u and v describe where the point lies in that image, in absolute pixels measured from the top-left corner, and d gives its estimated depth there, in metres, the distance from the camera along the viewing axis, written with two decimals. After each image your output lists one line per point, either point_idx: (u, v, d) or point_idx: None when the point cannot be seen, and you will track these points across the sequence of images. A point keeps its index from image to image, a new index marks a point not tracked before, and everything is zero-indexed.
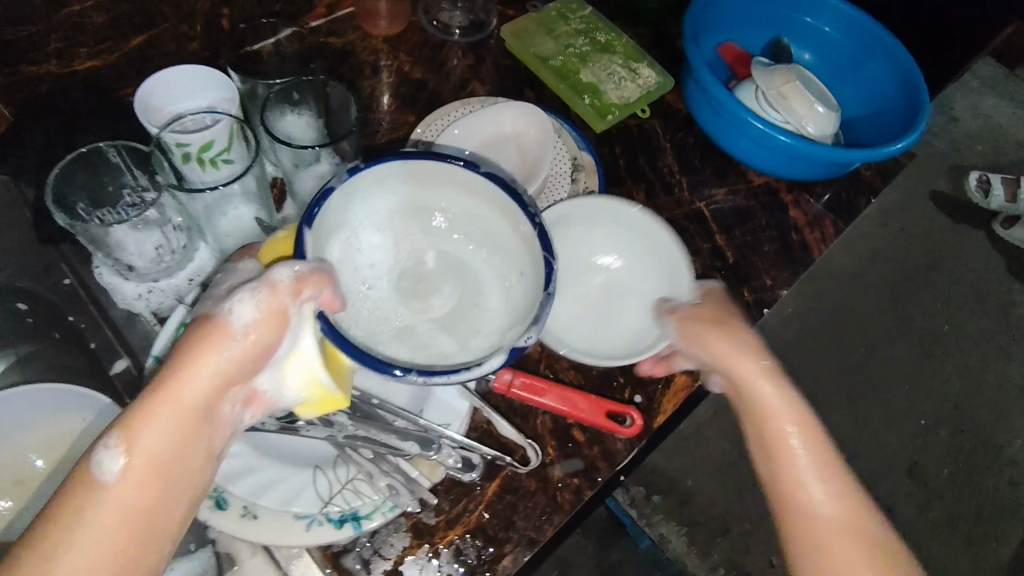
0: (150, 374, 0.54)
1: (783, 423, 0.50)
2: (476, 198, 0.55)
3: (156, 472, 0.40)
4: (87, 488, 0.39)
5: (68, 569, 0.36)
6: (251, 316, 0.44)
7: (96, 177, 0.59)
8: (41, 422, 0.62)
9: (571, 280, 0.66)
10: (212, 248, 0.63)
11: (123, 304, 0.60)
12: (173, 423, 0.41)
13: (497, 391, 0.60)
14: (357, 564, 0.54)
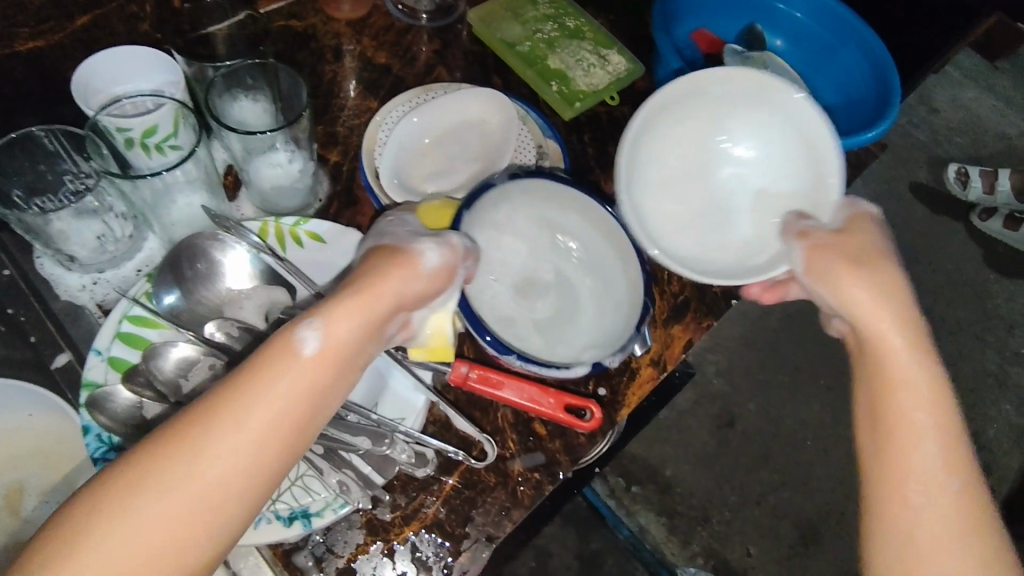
0: (90, 368, 0.52)
1: (916, 389, 0.43)
2: (598, 227, 0.63)
3: (341, 364, 0.40)
4: (287, 356, 0.38)
5: (257, 426, 0.36)
6: (436, 263, 0.49)
7: (32, 164, 0.57)
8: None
9: (693, 172, 0.67)
10: (160, 237, 0.61)
11: (66, 296, 0.58)
12: (363, 320, 0.42)
13: (453, 384, 0.58)
14: (309, 561, 0.52)
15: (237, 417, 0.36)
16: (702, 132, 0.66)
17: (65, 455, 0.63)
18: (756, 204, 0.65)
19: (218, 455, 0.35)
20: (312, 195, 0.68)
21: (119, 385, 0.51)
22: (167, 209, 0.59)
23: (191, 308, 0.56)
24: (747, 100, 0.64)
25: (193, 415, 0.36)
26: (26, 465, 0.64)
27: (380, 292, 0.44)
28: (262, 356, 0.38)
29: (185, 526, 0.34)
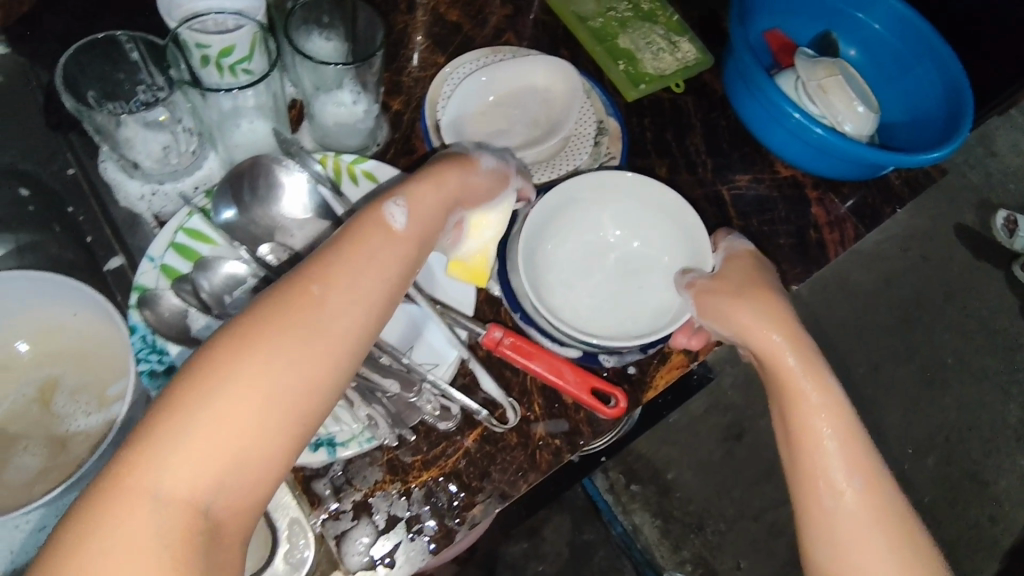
0: (142, 274, 0.53)
1: (813, 402, 0.51)
2: (592, 294, 0.64)
3: (420, 240, 0.48)
4: (379, 234, 0.45)
5: (356, 293, 0.42)
6: (493, 165, 0.57)
7: (112, 69, 0.59)
8: (33, 308, 0.62)
9: (580, 268, 0.65)
10: (222, 158, 0.62)
11: (125, 203, 0.60)
12: (436, 211, 0.50)
13: (485, 346, 0.57)
14: (327, 489, 0.53)
15: (348, 276, 0.43)
16: (576, 229, 0.66)
17: (105, 355, 0.64)
18: (649, 275, 0.65)
19: (340, 307, 0.42)
20: (372, 139, 0.68)
21: (170, 290, 0.53)
22: (231, 132, 0.61)
23: (245, 227, 0.56)
24: (605, 193, 0.65)
25: (305, 274, 0.42)
26: (64, 361, 0.65)
27: (446, 181, 0.52)
28: (360, 229, 0.45)
29: (318, 362, 0.40)
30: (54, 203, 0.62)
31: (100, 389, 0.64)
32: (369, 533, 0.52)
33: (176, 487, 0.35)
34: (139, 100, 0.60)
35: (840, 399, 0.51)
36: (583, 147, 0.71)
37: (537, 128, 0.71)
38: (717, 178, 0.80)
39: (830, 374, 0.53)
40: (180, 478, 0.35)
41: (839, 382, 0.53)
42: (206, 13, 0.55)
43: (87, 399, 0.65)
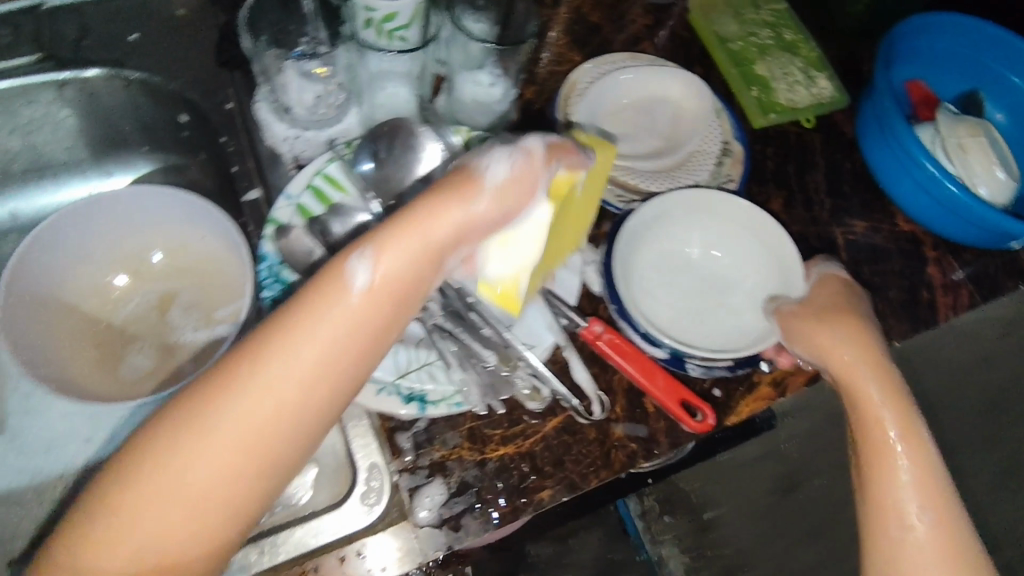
0: (278, 209, 0.56)
1: (889, 431, 0.51)
2: (672, 307, 0.62)
3: (389, 297, 0.42)
4: (333, 299, 0.40)
5: (299, 367, 0.39)
6: (506, 174, 0.45)
7: (285, 21, 0.64)
8: (174, 223, 0.66)
9: (662, 279, 0.63)
10: (363, 115, 0.64)
11: (270, 141, 0.62)
12: (419, 264, 0.43)
13: (583, 338, 0.58)
14: (408, 443, 0.53)
15: (287, 350, 0.39)
16: (663, 241, 0.64)
17: (219, 279, 0.68)
18: (730, 297, 0.63)
19: (274, 391, 0.39)
20: (502, 124, 0.68)
21: (300, 226, 0.56)
22: (376, 92, 0.64)
23: (376, 184, 0.59)
24: (698, 211, 0.64)
25: (249, 347, 0.39)
26: (183, 277, 0.69)
27: (436, 216, 0.42)
28: (313, 293, 0.40)
29: (255, 443, 0.39)
30: (215, 133, 0.67)
31: (209, 308, 0.69)
32: (442, 492, 0.52)
33: (115, 562, 0.37)
34: (304, 50, 0.64)
35: (916, 427, 0.51)
36: (708, 165, 0.69)
37: (662, 140, 0.71)
38: (833, 220, 0.77)
39: (910, 400, 0.53)
40: (117, 556, 0.37)
41: (919, 408, 0.53)
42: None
43: (196, 315, 0.69)
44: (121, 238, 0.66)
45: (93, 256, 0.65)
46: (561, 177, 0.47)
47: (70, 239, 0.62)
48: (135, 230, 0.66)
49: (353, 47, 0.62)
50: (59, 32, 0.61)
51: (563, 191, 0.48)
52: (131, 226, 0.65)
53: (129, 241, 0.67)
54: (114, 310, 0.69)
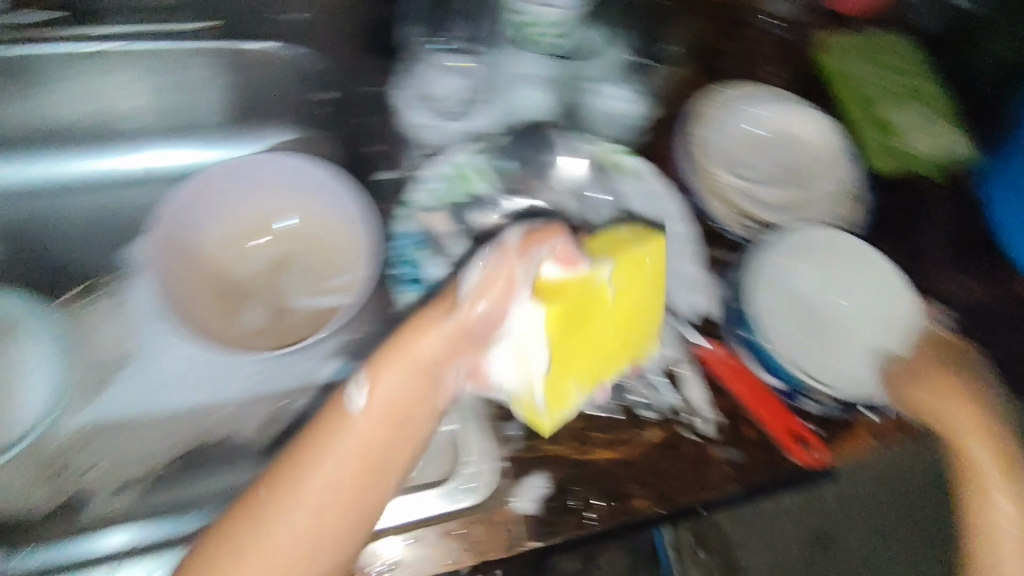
0: (414, 194, 0.57)
1: (996, 493, 0.54)
2: (788, 345, 0.56)
3: (392, 415, 0.48)
4: (340, 419, 0.48)
5: (325, 477, 0.46)
6: (478, 280, 0.49)
7: (439, 19, 0.67)
8: (309, 195, 0.70)
9: (779, 314, 0.58)
10: (497, 114, 0.65)
11: (409, 127, 0.65)
12: (413, 379, 0.49)
13: (700, 356, 0.57)
14: (518, 431, 0.55)
15: (314, 464, 0.46)
16: (781, 274, 0.59)
17: (336, 249, 0.70)
18: (848, 346, 0.57)
19: (312, 490, 0.45)
20: (634, 140, 0.66)
21: (437, 214, 0.57)
22: (514, 95, 0.66)
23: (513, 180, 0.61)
24: (822, 248, 0.60)
25: (279, 469, 0.47)
26: (301, 244, 0.72)
27: (423, 340, 0.49)
28: (321, 422, 0.48)
29: (317, 533, 0.44)
30: (355, 113, 0.70)
31: (321, 277, 0.71)
32: (545, 485, 0.53)
33: None
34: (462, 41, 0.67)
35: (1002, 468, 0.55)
36: (833, 210, 0.64)
37: (785, 174, 0.65)
38: None
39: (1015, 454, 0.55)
40: None
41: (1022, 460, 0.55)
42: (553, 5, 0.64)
43: (308, 282, 0.71)
44: (256, 200, 0.71)
45: (229, 212, 0.71)
46: (550, 280, 0.49)
47: (216, 189, 0.69)
48: (270, 194, 0.71)
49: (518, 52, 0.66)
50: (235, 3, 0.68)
51: (557, 294, 0.49)
52: (275, 192, 0.71)
53: (261, 203, 0.71)
54: (233, 265, 0.72)
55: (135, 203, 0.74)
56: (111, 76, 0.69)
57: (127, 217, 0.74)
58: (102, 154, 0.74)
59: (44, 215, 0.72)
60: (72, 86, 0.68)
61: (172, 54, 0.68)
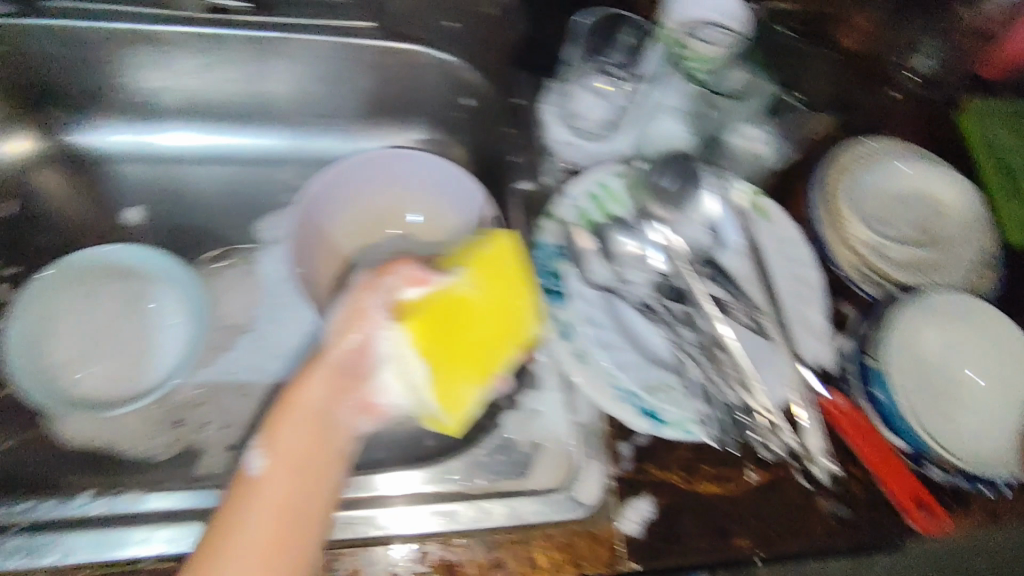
0: (556, 204, 0.60)
1: None
2: (917, 405, 0.54)
3: (300, 467, 0.47)
4: (242, 486, 0.46)
5: (250, 533, 0.43)
6: (340, 321, 0.53)
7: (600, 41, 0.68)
8: (439, 196, 0.72)
9: (911, 375, 0.55)
10: (637, 142, 0.67)
11: (549, 141, 0.67)
12: (308, 415, 0.50)
13: (822, 407, 0.55)
14: (628, 452, 0.56)
15: (232, 530, 0.43)
16: (917, 334, 0.57)
17: (454, 251, 0.73)
18: (979, 418, 0.55)
19: (247, 526, 0.43)
20: (767, 183, 0.67)
21: (578, 232, 0.59)
22: (654, 128, 0.67)
23: (651, 207, 0.61)
24: (962, 314, 0.57)
25: (200, 555, 0.42)
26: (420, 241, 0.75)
27: (303, 397, 0.50)
28: (225, 499, 0.45)
29: (274, 549, 0.42)
30: (495, 123, 0.72)
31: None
32: (649, 509, 0.53)
33: None
34: (621, 61, 0.67)
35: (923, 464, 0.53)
36: (967, 276, 0.63)
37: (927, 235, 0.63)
38: None
39: None
40: None
41: None
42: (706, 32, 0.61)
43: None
44: (384, 193, 0.74)
45: (358, 201, 0.73)
46: (411, 302, 0.52)
47: (350, 178, 0.71)
48: (400, 189, 0.74)
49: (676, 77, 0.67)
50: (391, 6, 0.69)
51: (413, 312, 0.52)
52: (405, 188, 0.73)
53: (389, 197, 0.74)
54: (356, 251, 0.74)
55: (267, 182, 0.77)
56: (263, 64, 0.69)
57: (256, 193, 0.77)
58: (242, 133, 0.77)
59: (184, 183, 0.76)
60: (225, 67, 0.69)
61: (328, 50, 0.68)
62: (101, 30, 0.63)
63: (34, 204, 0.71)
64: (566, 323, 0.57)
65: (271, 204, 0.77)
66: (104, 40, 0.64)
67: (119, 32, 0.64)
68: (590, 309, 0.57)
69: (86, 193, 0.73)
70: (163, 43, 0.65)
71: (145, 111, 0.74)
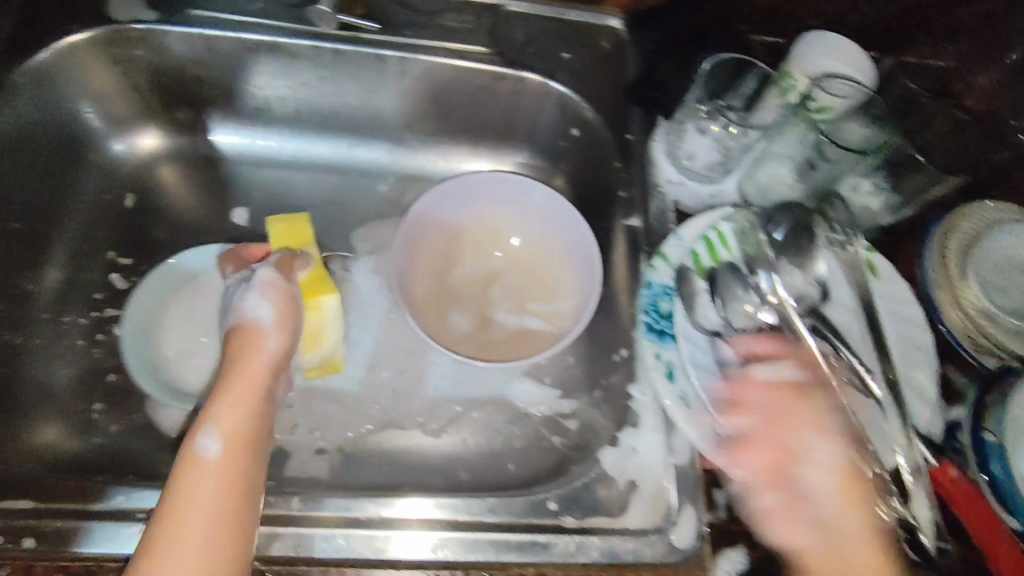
0: (666, 243, 0.61)
1: None
2: None
3: (247, 446, 0.51)
4: (192, 466, 0.49)
5: (203, 506, 0.47)
6: (266, 307, 0.60)
7: (722, 86, 0.68)
8: (540, 223, 0.74)
9: None
10: (745, 190, 0.67)
11: (658, 177, 0.67)
12: (241, 378, 0.55)
13: (934, 476, 0.55)
14: (723, 501, 0.55)
15: (192, 507, 0.46)
16: None
17: (548, 278, 0.75)
18: None
19: (199, 503, 0.47)
20: (878, 237, 0.66)
21: (690, 274, 0.59)
22: (765, 178, 0.67)
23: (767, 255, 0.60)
24: None
25: (160, 526, 0.45)
26: (514, 264, 0.77)
27: (250, 373, 0.55)
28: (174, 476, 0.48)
29: (224, 532, 0.46)
30: (601, 154, 0.72)
31: (527, 298, 0.76)
32: (742, 562, 0.52)
33: None
34: (737, 104, 0.68)
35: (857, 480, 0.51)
36: None
37: None
38: None
39: None
40: None
41: None
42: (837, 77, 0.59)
43: (513, 301, 0.76)
44: (484, 215, 0.75)
45: (459, 222, 0.75)
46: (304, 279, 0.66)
47: (456, 199, 0.73)
48: (500, 213, 0.75)
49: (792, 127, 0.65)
50: (511, 36, 0.71)
51: (313, 284, 0.66)
52: (507, 211, 0.75)
53: (488, 219, 0.75)
54: (453, 269, 0.76)
55: (369, 193, 0.79)
56: (379, 80, 0.71)
57: (356, 203, 0.79)
58: (348, 143, 0.78)
59: (290, 188, 0.78)
60: (344, 82, 0.71)
61: (445, 71, 0.69)
62: (234, 40, 0.66)
63: (152, 198, 0.74)
64: (672, 363, 0.57)
65: (372, 216, 0.79)
66: (235, 49, 0.67)
67: (251, 42, 0.66)
68: (697, 351, 0.58)
69: (199, 191, 0.76)
70: (294, 58, 0.67)
71: (260, 117, 0.75)
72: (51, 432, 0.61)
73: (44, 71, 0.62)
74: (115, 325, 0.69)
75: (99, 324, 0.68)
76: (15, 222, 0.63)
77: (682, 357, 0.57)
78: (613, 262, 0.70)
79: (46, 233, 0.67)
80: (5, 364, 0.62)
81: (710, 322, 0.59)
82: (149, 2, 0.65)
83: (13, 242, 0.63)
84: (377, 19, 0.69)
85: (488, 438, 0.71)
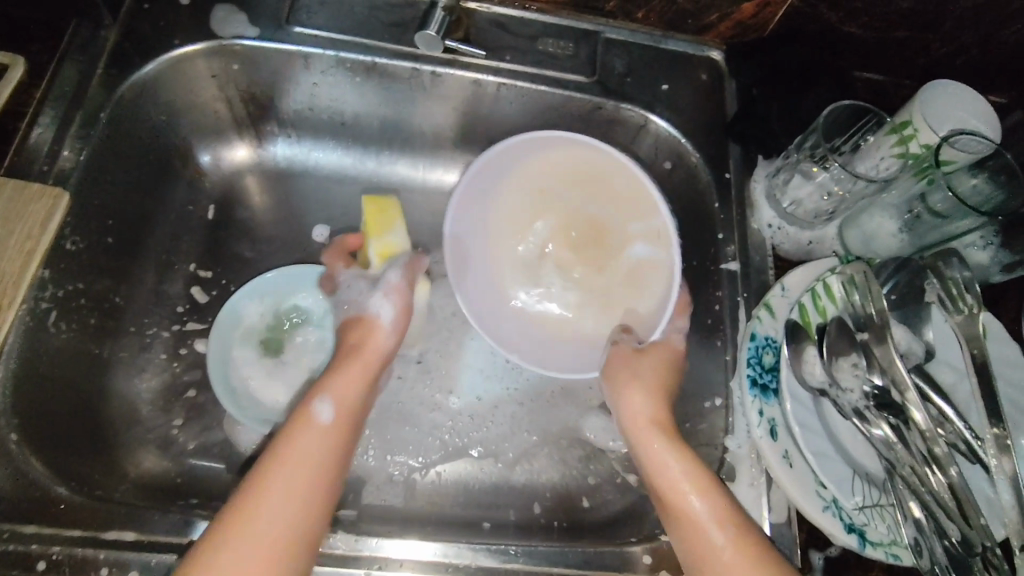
0: (770, 293, 0.60)
1: None
2: None
3: (347, 427, 0.57)
4: (306, 427, 0.54)
5: (313, 458, 0.52)
6: (387, 310, 0.64)
7: (833, 129, 0.64)
8: (592, 163, 0.68)
9: None
10: (846, 237, 0.66)
11: (759, 220, 0.67)
12: (348, 369, 0.60)
13: None
14: (819, 563, 0.55)
15: (303, 458, 0.52)
16: None
17: (619, 202, 0.69)
18: None
19: (274, 487, 0.49)
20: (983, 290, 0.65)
21: (795, 330, 0.58)
22: (871, 227, 0.65)
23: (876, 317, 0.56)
24: None
25: (270, 467, 0.51)
26: (587, 210, 0.71)
27: (357, 361, 0.61)
28: (290, 430, 0.54)
29: (316, 492, 0.51)
30: (694, 189, 0.70)
31: (615, 231, 0.69)
32: None
33: None
34: (844, 150, 0.65)
35: (733, 508, 0.52)
36: None
37: None
38: None
39: None
40: None
41: None
42: (974, 132, 0.56)
43: (602, 242, 0.70)
44: (537, 176, 0.70)
45: (514, 194, 0.70)
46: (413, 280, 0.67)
47: (483, 198, 0.68)
48: (549, 166, 0.69)
49: (903, 177, 0.62)
50: (611, 66, 0.69)
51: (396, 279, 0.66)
52: (549, 165, 0.69)
53: (532, 190, 0.70)
54: (526, 235, 0.71)
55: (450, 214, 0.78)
56: (472, 105, 0.70)
57: (437, 223, 0.78)
58: (431, 162, 0.77)
59: None
60: (436, 103, 0.70)
61: (541, 98, 0.68)
62: (333, 58, 0.64)
63: (234, 210, 0.74)
64: (773, 421, 0.56)
65: None
66: (333, 67, 0.65)
67: (350, 62, 0.65)
68: (800, 409, 0.56)
69: (280, 204, 0.75)
70: (392, 78, 0.66)
71: (343, 134, 0.74)
72: (136, 450, 0.62)
73: (146, 84, 0.62)
74: (196, 339, 0.69)
75: (181, 338, 0.68)
76: (108, 236, 0.63)
77: (785, 415, 0.56)
78: (703, 302, 0.68)
79: (136, 244, 0.66)
80: (94, 378, 0.62)
81: (816, 381, 0.57)
82: (251, 19, 0.64)
83: (106, 256, 0.63)
84: (476, 43, 0.67)
85: (563, 473, 0.70)
